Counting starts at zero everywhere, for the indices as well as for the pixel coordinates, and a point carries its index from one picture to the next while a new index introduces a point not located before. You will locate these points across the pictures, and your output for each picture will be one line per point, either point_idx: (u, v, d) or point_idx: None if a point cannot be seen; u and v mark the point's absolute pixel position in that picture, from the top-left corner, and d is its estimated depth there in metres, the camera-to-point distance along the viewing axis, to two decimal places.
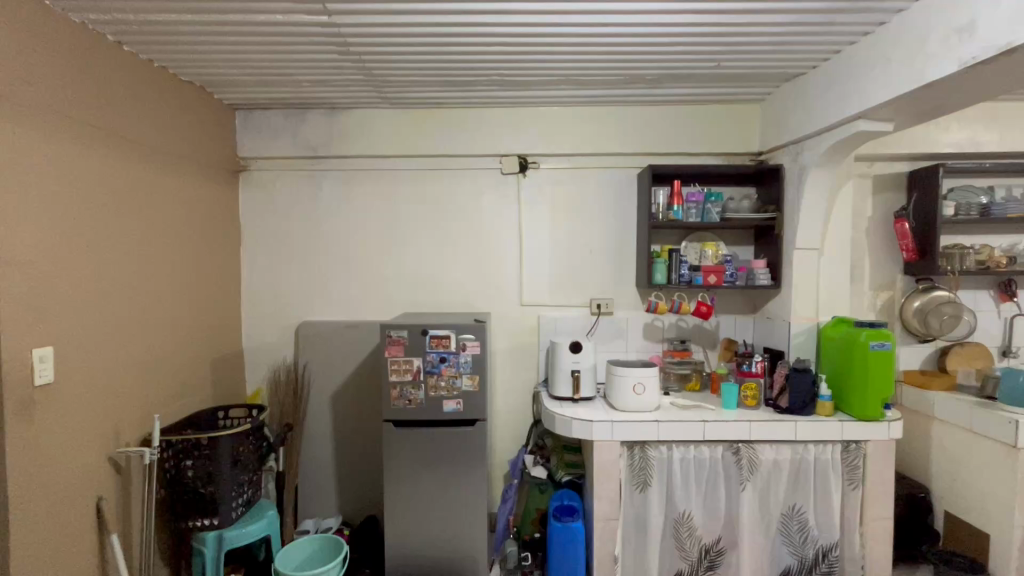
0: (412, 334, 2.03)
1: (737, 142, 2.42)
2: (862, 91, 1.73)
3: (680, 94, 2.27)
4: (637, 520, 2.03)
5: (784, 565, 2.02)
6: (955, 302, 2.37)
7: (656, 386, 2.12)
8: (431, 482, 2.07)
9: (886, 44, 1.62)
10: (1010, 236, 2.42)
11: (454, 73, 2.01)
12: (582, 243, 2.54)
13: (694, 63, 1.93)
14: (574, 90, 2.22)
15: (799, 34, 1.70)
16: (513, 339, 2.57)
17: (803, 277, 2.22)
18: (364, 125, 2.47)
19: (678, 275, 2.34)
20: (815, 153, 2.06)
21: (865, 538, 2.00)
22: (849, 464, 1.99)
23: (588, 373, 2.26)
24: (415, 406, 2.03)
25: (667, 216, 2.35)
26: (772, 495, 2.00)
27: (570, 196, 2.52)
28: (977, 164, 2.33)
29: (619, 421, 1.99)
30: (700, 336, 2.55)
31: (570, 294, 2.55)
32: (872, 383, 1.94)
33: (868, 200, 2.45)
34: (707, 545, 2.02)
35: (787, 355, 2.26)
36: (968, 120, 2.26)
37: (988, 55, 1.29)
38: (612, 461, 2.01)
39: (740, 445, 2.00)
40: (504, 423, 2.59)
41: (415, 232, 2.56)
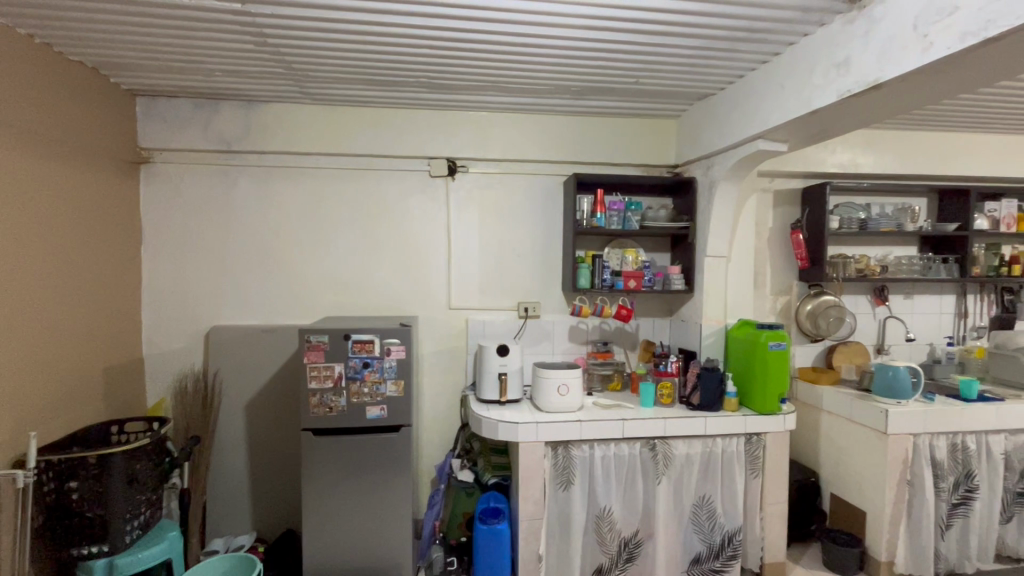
0: (333, 338, 1.96)
1: (655, 155, 2.56)
2: (760, 114, 1.91)
3: (603, 106, 2.36)
4: (560, 519, 2.09)
5: (695, 552, 2.16)
6: (840, 305, 2.64)
7: (579, 387, 2.19)
8: (353, 492, 2.00)
9: (780, 72, 1.80)
10: (883, 247, 2.75)
11: (380, 72, 1.97)
12: (510, 248, 2.57)
13: (616, 77, 2.02)
14: (503, 96, 2.24)
15: (707, 57, 1.83)
16: (441, 343, 2.56)
17: (712, 283, 2.40)
18: (283, 120, 2.35)
19: (601, 279, 2.42)
20: (723, 167, 2.23)
21: (765, 521, 2.20)
22: (750, 454, 2.17)
23: (515, 376, 2.29)
24: (336, 413, 1.97)
25: (591, 223, 2.42)
26: (685, 486, 2.14)
27: (498, 201, 2.55)
28: (858, 183, 2.62)
29: (544, 422, 2.04)
30: (621, 337, 2.67)
31: (498, 298, 2.58)
32: (770, 380, 2.14)
33: (769, 213, 2.68)
34: (627, 538, 2.11)
35: (699, 355, 2.42)
36: (849, 144, 2.54)
37: (861, 89, 1.47)
38: (536, 461, 2.05)
39: (656, 440, 2.11)
40: (432, 428, 2.57)
41: (340, 234, 2.47)
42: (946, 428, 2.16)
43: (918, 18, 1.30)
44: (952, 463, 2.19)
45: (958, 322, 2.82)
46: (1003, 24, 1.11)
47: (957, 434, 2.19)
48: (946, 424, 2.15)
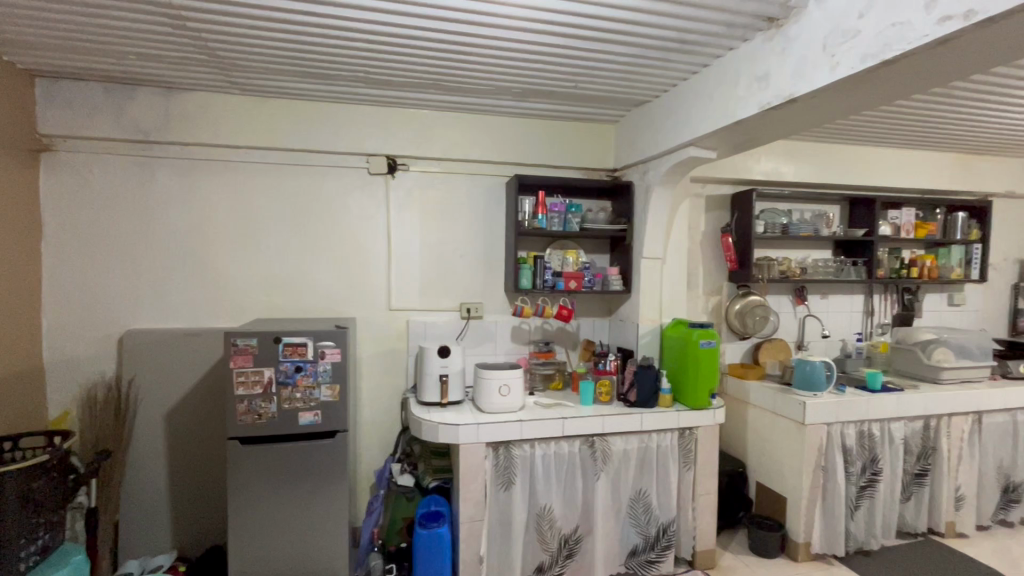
0: (262, 341, 1.87)
1: (595, 159, 2.61)
2: (690, 123, 2.00)
3: (544, 108, 2.38)
4: (501, 519, 2.09)
5: (631, 544, 2.23)
6: (765, 305, 2.81)
7: (520, 387, 2.20)
8: (285, 502, 1.91)
9: (708, 83, 1.89)
10: (803, 251, 2.95)
11: (314, 64, 1.89)
12: (452, 248, 2.55)
13: (555, 81, 2.05)
14: (443, 95, 2.22)
15: (642, 65, 1.89)
16: (380, 345, 2.49)
17: (648, 284, 2.48)
18: (208, 110, 2.20)
19: (542, 280, 2.45)
20: (658, 172, 2.32)
21: (697, 511, 2.30)
22: (683, 448, 2.27)
23: (456, 377, 2.27)
24: (266, 420, 1.87)
25: (532, 224, 2.44)
26: (623, 481, 2.20)
27: (440, 201, 2.52)
28: (780, 191, 2.80)
29: (485, 423, 2.03)
30: (563, 337, 2.71)
31: (440, 298, 2.55)
32: (701, 377, 2.24)
33: (701, 217, 2.81)
34: (567, 535, 2.14)
35: (635, 354, 2.50)
36: (772, 153, 2.71)
37: (778, 102, 1.57)
38: (477, 463, 2.04)
39: (595, 437, 2.16)
40: (371, 432, 2.50)
41: (273, 233, 2.36)
42: (855, 417, 2.34)
43: (827, 38, 1.41)
44: (859, 449, 2.39)
45: (866, 320, 3.08)
46: (897, 48, 1.22)
47: (864, 422, 2.39)
48: (855, 413, 2.34)
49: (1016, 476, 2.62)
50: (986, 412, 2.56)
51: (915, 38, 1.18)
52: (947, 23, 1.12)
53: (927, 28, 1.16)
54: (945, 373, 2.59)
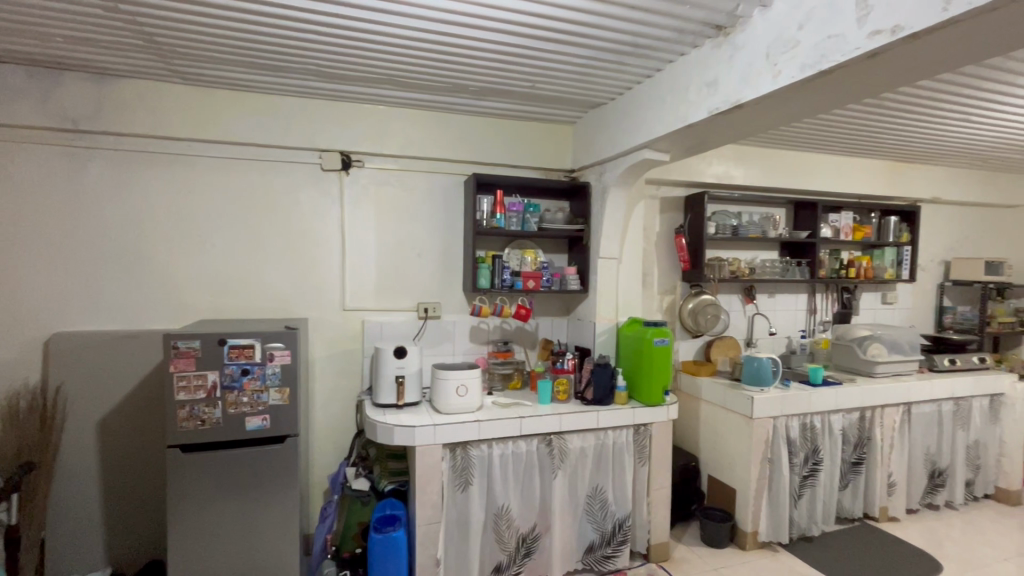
0: (206, 344, 1.78)
1: (554, 159, 2.63)
2: (644, 126, 2.04)
3: (502, 107, 2.38)
4: (458, 520, 2.07)
5: (589, 540, 2.26)
6: (716, 304, 2.91)
7: (478, 387, 2.19)
8: (231, 511, 1.83)
9: (660, 88, 1.94)
10: (751, 251, 3.07)
11: (262, 55, 1.82)
12: (409, 247, 2.51)
13: (513, 80, 2.05)
14: (399, 91, 2.18)
15: (597, 67, 1.92)
16: (334, 346, 2.42)
17: (604, 283, 2.52)
18: (147, 99, 2.08)
19: (501, 279, 2.44)
20: (614, 174, 2.36)
21: (652, 505, 2.36)
22: (638, 444, 2.32)
23: (413, 378, 2.24)
24: (211, 427, 1.78)
25: (491, 224, 2.43)
26: (580, 478, 2.22)
27: (396, 199, 2.48)
28: (730, 194, 2.90)
29: (441, 424, 2.01)
30: (521, 336, 2.71)
31: (397, 298, 2.50)
32: (655, 374, 2.29)
33: (656, 218, 2.87)
34: (524, 534, 2.15)
35: (592, 352, 2.53)
36: (723, 157, 2.80)
37: (725, 107, 1.62)
38: (434, 464, 2.01)
39: (552, 436, 2.17)
40: (324, 436, 2.43)
41: (218, 230, 2.25)
42: (798, 410, 2.46)
43: (769, 48, 1.47)
44: (802, 440, 2.50)
45: (809, 317, 3.24)
46: (832, 59, 1.29)
47: (807, 415, 2.51)
48: (798, 407, 2.46)
49: (941, 462, 2.82)
50: (915, 403, 2.74)
51: (848, 50, 1.25)
52: (877, 37, 1.19)
53: (859, 41, 1.23)
54: (879, 367, 2.76)
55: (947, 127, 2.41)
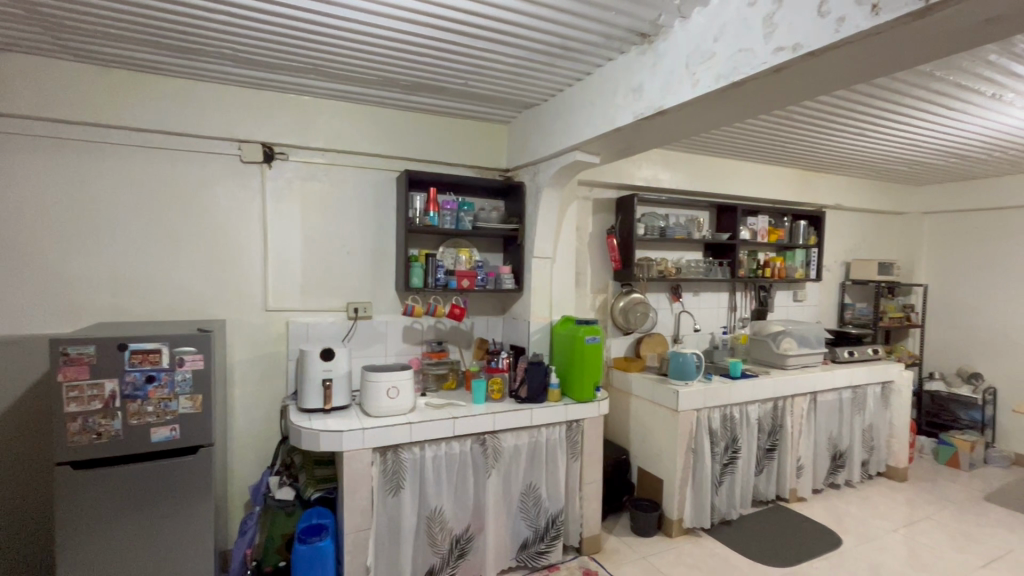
0: (102, 349, 1.62)
1: (488, 158, 2.62)
2: (575, 128, 2.08)
3: (435, 104, 2.34)
4: (390, 525, 2.02)
5: (523, 538, 2.28)
6: (645, 302, 3.03)
7: (410, 389, 2.14)
8: (133, 531, 1.68)
9: (590, 91, 1.98)
10: (677, 252, 3.22)
11: (169, 34, 1.68)
12: (338, 245, 2.42)
13: (445, 76, 2.02)
14: (326, 82, 2.08)
15: (529, 68, 1.93)
16: (255, 349, 2.29)
17: (538, 283, 2.54)
18: (31, 77, 1.86)
19: (434, 279, 2.41)
20: (547, 174, 2.38)
21: (583, 499, 2.41)
22: (570, 440, 2.37)
23: (342, 381, 2.15)
24: (109, 440, 1.62)
25: (424, 221, 2.39)
26: (514, 477, 2.23)
27: (323, 194, 2.37)
28: (659, 197, 3.03)
29: (371, 428, 1.94)
30: (456, 336, 2.69)
31: (324, 298, 2.40)
32: (587, 371, 2.35)
33: (589, 218, 2.94)
34: (458, 535, 2.13)
35: (527, 351, 2.55)
36: (652, 161, 2.91)
37: (650, 113, 1.69)
38: (363, 469, 1.95)
39: (486, 436, 2.17)
40: (245, 445, 2.29)
41: (119, 224, 2.05)
42: (719, 402, 2.61)
43: (689, 58, 1.54)
44: (723, 431, 2.66)
45: (730, 315, 3.44)
46: (743, 71, 1.37)
47: (727, 406, 2.66)
48: (719, 399, 2.61)
49: (841, 445, 3.09)
50: (820, 392, 2.98)
51: (757, 64, 1.33)
52: (780, 53, 1.28)
53: (766, 56, 1.31)
54: (789, 359, 2.98)
55: (847, 140, 2.65)
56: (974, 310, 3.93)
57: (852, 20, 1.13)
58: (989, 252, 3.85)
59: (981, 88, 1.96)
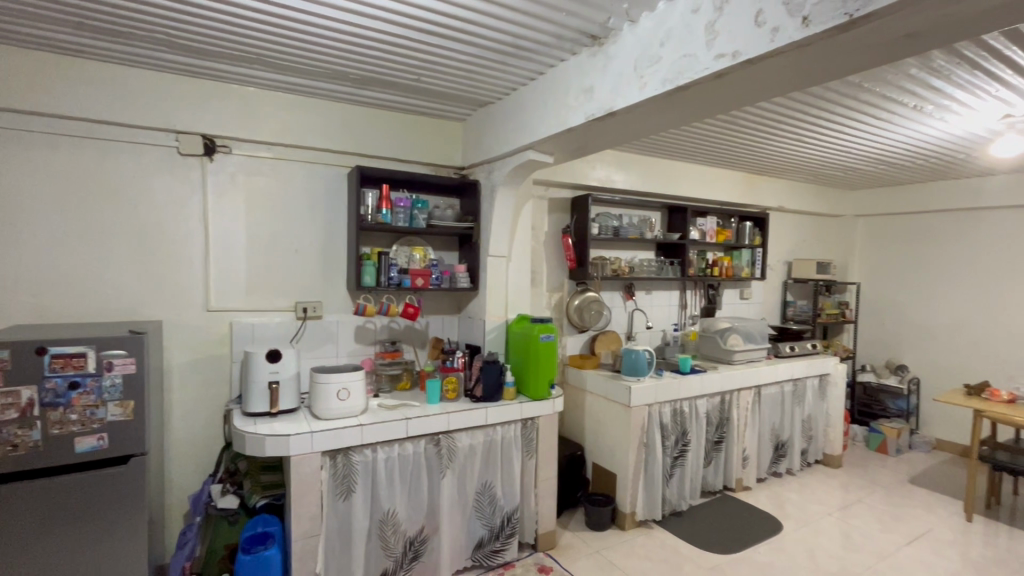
0: (18, 353, 1.49)
1: (443, 155, 2.60)
2: (529, 127, 2.09)
3: (387, 99, 2.30)
4: (340, 530, 1.97)
5: (478, 537, 2.27)
6: (599, 301, 3.08)
7: (361, 390, 2.09)
8: (55, 549, 1.56)
9: (543, 91, 2.00)
10: (630, 251, 3.29)
11: (95, 15, 1.57)
12: (285, 242, 2.33)
13: (397, 71, 1.98)
14: (271, 73, 2.01)
15: (482, 65, 1.93)
16: (196, 351, 2.17)
17: (494, 282, 2.54)
18: None
19: (387, 278, 2.35)
20: (501, 173, 2.38)
21: (538, 496, 2.43)
22: (526, 438, 2.38)
23: (289, 383, 2.08)
24: (27, 451, 1.50)
25: (376, 219, 2.35)
26: (469, 476, 2.22)
27: (269, 190, 2.28)
28: (612, 197, 3.08)
29: (320, 431, 1.89)
30: (410, 336, 2.65)
31: (271, 297, 2.31)
32: (542, 369, 2.37)
33: (545, 218, 2.97)
34: (412, 537, 2.10)
35: (482, 349, 2.55)
36: (606, 162, 2.96)
37: (600, 114, 1.71)
38: (312, 474, 1.89)
39: (440, 436, 2.15)
40: (184, 453, 2.17)
41: (39, 219, 1.90)
42: (669, 397, 2.69)
43: (637, 61, 1.57)
44: (673, 424, 2.74)
45: (680, 312, 3.55)
46: (688, 76, 1.41)
47: (677, 401, 2.75)
48: (669, 394, 2.69)
49: (783, 436, 3.25)
50: (764, 385, 3.12)
51: (700, 69, 1.38)
52: (721, 60, 1.32)
53: (708, 63, 1.36)
54: (736, 355, 3.11)
55: (787, 145, 2.78)
56: (901, 306, 4.22)
57: (785, 31, 1.19)
58: (914, 252, 4.14)
59: (905, 100, 2.11)
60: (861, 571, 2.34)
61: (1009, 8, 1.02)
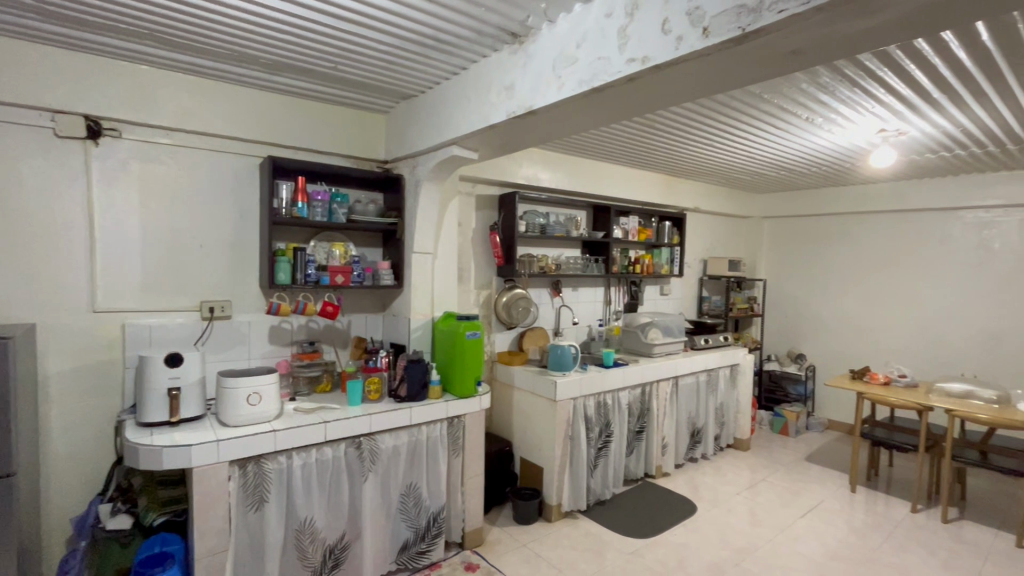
0: None
1: (364, 148, 2.51)
2: (452, 123, 2.06)
3: (302, 87, 2.18)
4: (251, 543, 1.85)
5: (403, 540, 2.22)
6: (527, 297, 3.12)
7: (274, 394, 1.98)
8: None
9: (466, 87, 1.98)
10: (557, 249, 3.36)
11: None
12: (188, 236, 2.15)
13: (311, 58, 1.88)
14: (168, 51, 1.84)
15: (403, 57, 1.87)
16: (80, 357, 1.95)
17: (419, 279, 2.49)
18: None
19: (303, 274, 2.25)
20: (425, 168, 2.34)
21: (465, 494, 2.42)
22: (452, 436, 2.36)
23: (192, 389, 1.92)
24: None
25: (291, 213, 2.23)
26: (393, 478, 2.17)
27: (169, 179, 2.09)
28: (539, 195, 3.13)
29: (227, 439, 1.76)
30: (330, 335, 2.54)
31: (172, 297, 2.12)
32: (468, 367, 2.36)
33: (472, 214, 2.95)
34: (332, 545, 2.02)
35: (407, 348, 2.50)
36: (532, 161, 3.00)
37: (520, 112, 1.73)
38: (219, 486, 1.75)
39: (362, 438, 2.08)
40: (67, 470, 1.95)
41: None
42: (593, 390, 2.78)
43: (555, 61, 1.60)
44: (597, 417, 2.83)
45: (605, 308, 3.68)
46: (602, 78, 1.45)
47: (600, 394, 2.84)
48: (593, 387, 2.78)
49: (698, 423, 3.46)
50: (681, 376, 3.31)
51: (613, 72, 1.42)
52: (632, 64, 1.37)
53: (620, 66, 1.40)
54: (656, 348, 3.27)
55: (700, 148, 2.96)
56: (800, 300, 4.64)
57: (688, 40, 1.25)
58: (810, 251, 4.56)
59: (799, 111, 2.31)
60: (763, 543, 2.54)
61: (876, 31, 1.14)
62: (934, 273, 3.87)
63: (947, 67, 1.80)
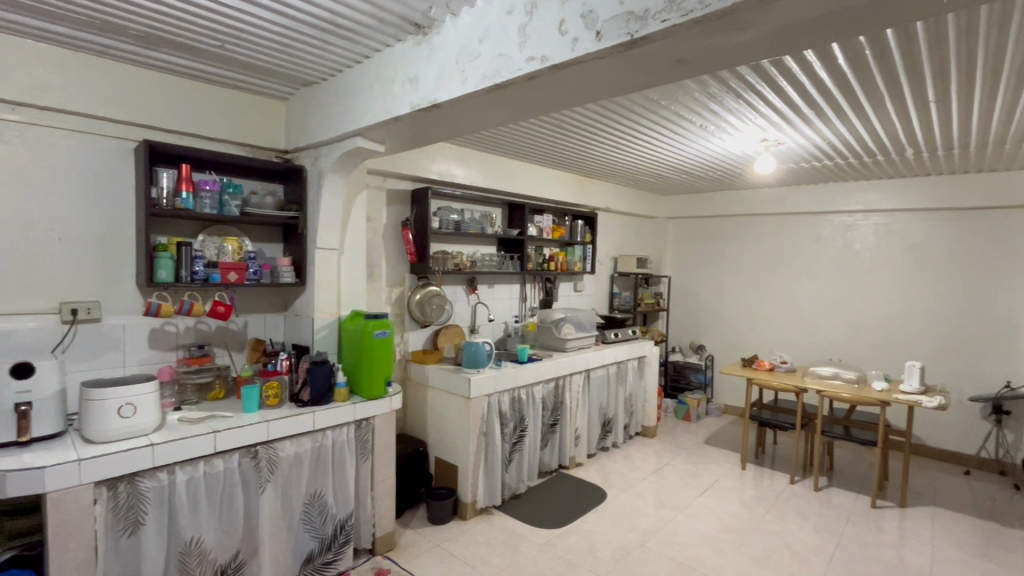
0: None
1: (260, 136, 2.33)
2: (355, 113, 1.98)
3: (185, 65, 1.98)
4: (124, 572, 1.65)
5: (306, 552, 2.10)
6: (441, 295, 3.08)
7: (153, 405, 1.78)
8: None
9: (370, 76, 1.91)
10: (472, 246, 3.35)
11: None
12: (43, 229, 1.88)
13: (192, 34, 1.71)
14: (11, 13, 1.58)
15: (298, 40, 1.76)
16: None
17: (323, 276, 2.37)
18: None
19: (189, 271, 2.05)
20: (329, 159, 2.22)
21: (375, 499, 2.34)
22: (360, 439, 2.27)
23: (48, 404, 1.67)
24: None
25: (175, 204, 2.01)
26: (294, 487, 2.04)
27: (16, 163, 1.81)
28: (453, 191, 3.10)
29: (91, 458, 1.56)
30: (222, 338, 2.34)
31: (23, 297, 1.84)
32: (377, 367, 2.28)
33: (382, 209, 2.86)
34: (223, 564, 1.86)
35: (311, 349, 2.37)
36: (445, 156, 2.96)
37: (424, 105, 1.69)
38: (82, 511, 1.55)
39: (258, 447, 1.93)
40: None
41: None
42: (507, 386, 2.81)
43: (458, 55, 1.58)
44: (511, 412, 2.86)
45: (520, 305, 3.73)
46: (504, 75, 1.46)
47: (515, 389, 2.88)
48: (507, 383, 2.80)
49: (608, 413, 3.62)
50: (592, 369, 3.44)
51: (514, 70, 1.44)
52: (532, 62, 1.39)
53: (521, 64, 1.42)
54: (569, 342, 3.37)
55: (608, 149, 3.09)
56: (700, 295, 5.01)
57: (583, 43, 1.29)
58: (709, 250, 4.93)
59: (694, 118, 2.49)
60: (665, 523, 2.71)
61: (746, 46, 1.24)
62: (810, 270, 4.35)
63: (812, 84, 2.02)
